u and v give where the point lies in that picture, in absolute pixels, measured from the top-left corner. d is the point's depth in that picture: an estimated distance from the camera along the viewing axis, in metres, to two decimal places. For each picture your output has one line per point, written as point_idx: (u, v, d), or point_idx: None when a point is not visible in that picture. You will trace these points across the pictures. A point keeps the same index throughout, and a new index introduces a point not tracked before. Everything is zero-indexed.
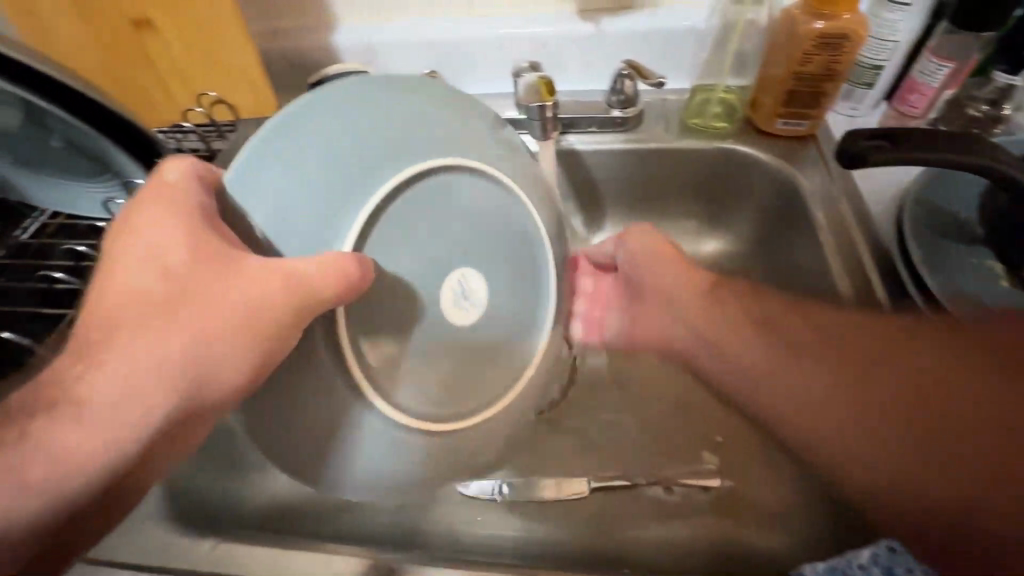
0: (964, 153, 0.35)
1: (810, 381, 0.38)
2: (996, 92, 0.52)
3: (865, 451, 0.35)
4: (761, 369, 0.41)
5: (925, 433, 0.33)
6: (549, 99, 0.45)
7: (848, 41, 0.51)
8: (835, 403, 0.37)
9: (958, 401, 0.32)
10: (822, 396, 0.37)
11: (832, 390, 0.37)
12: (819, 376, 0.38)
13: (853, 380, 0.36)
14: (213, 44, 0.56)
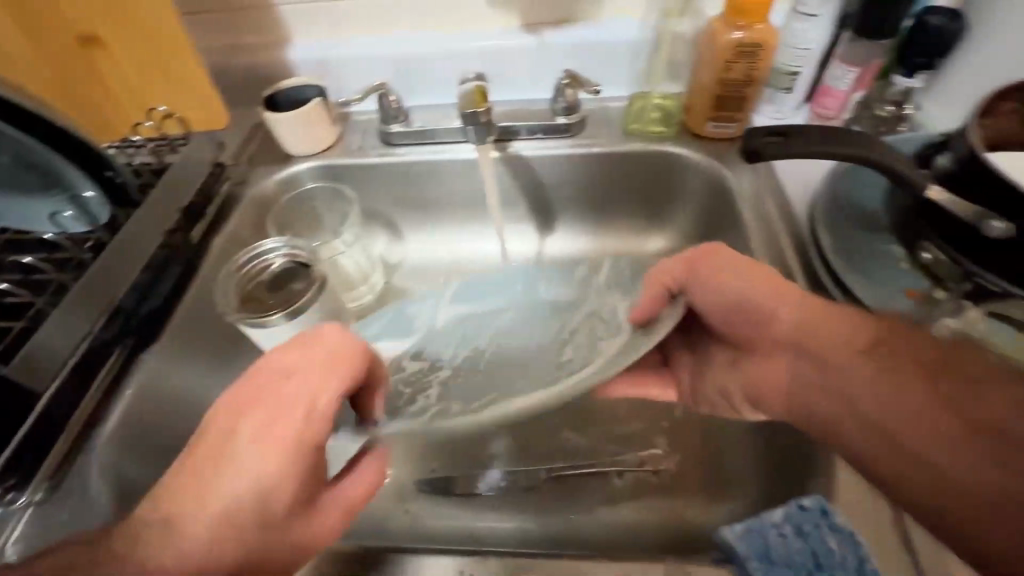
0: (847, 147, 0.39)
1: (915, 427, 0.32)
2: (900, 94, 0.58)
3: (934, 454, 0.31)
4: (827, 359, 0.38)
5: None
6: (483, 104, 0.47)
7: (762, 49, 0.56)
8: (918, 422, 0.32)
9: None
10: (915, 426, 0.32)
11: (954, 464, 0.30)
12: (952, 419, 0.31)
13: (971, 433, 0.30)
14: (165, 61, 0.58)
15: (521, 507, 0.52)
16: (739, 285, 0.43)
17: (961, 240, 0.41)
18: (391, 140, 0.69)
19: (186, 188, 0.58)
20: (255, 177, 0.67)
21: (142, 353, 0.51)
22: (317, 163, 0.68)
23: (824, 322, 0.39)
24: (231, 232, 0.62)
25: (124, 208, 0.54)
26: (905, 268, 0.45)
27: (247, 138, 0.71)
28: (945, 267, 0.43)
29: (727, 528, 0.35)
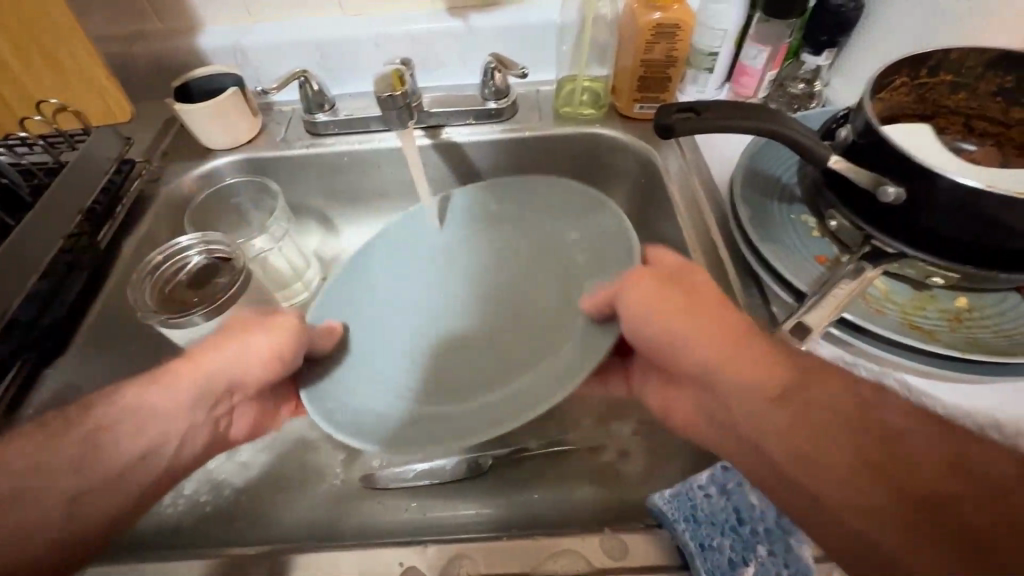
0: (753, 119, 0.41)
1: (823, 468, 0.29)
2: (810, 72, 0.61)
3: (838, 494, 0.29)
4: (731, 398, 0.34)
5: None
6: (402, 88, 0.47)
7: (680, 30, 0.57)
8: (823, 459, 0.30)
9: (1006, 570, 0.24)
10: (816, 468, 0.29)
11: (847, 497, 0.28)
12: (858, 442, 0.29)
13: (851, 463, 0.29)
14: (52, 50, 0.53)
15: (468, 496, 0.52)
16: (646, 312, 0.38)
17: (864, 205, 0.43)
18: (318, 129, 0.66)
19: (89, 187, 0.54)
20: (169, 174, 0.63)
21: (45, 369, 0.48)
22: (238, 157, 0.65)
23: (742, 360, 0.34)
24: (146, 234, 0.58)
25: (15, 211, 0.50)
26: (815, 236, 0.48)
27: (160, 133, 0.66)
28: (849, 232, 0.45)
29: (660, 495, 0.36)
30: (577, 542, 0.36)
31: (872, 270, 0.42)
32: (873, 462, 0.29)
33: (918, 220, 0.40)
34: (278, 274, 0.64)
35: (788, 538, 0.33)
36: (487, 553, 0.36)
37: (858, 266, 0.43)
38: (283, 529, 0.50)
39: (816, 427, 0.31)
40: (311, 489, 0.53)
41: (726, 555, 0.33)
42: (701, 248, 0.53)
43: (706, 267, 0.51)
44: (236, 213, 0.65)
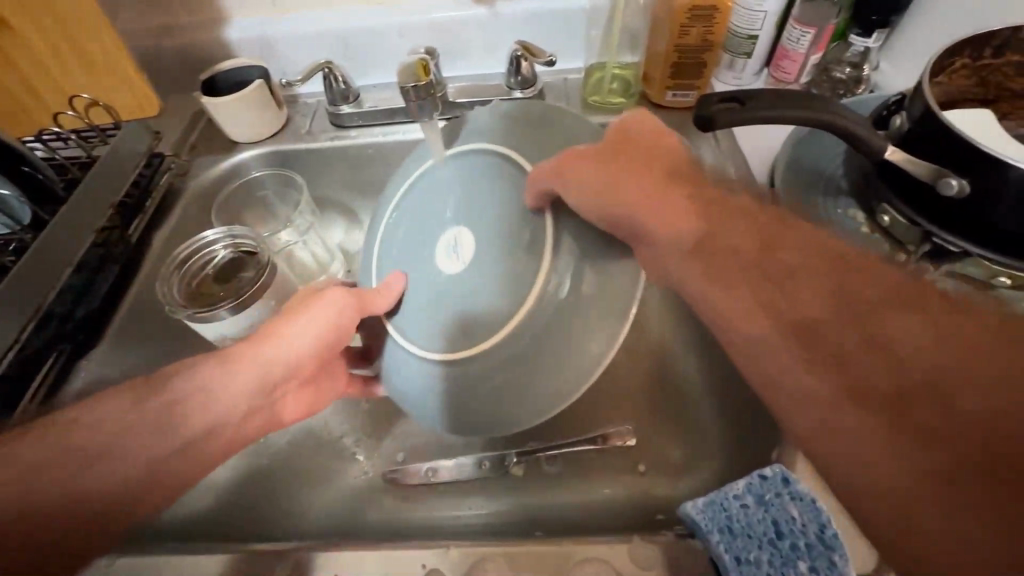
0: (804, 110, 0.38)
1: (847, 411, 0.26)
2: (858, 55, 0.57)
3: (815, 409, 0.27)
4: (685, 270, 0.34)
5: (961, 466, 0.22)
6: (426, 78, 0.46)
7: (718, 13, 0.54)
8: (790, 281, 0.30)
9: (1000, 568, 0.20)
10: (795, 374, 0.28)
11: (840, 414, 0.26)
12: (816, 339, 0.28)
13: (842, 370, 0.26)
14: (84, 45, 0.54)
15: (492, 496, 0.52)
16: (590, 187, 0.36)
17: (921, 201, 0.40)
18: (342, 121, 0.65)
19: (123, 176, 0.54)
20: (197, 168, 0.63)
21: (80, 359, 0.49)
22: (263, 149, 0.65)
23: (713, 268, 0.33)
24: (176, 226, 0.59)
25: (48, 207, 0.49)
26: (864, 232, 0.45)
27: (188, 126, 0.67)
28: (903, 227, 0.42)
29: (735, 481, 0.35)
30: (604, 549, 0.35)
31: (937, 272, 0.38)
32: (890, 384, 0.25)
33: (982, 214, 0.37)
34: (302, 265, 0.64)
35: (832, 555, 0.32)
36: (510, 558, 0.35)
37: (916, 270, 0.41)
38: (312, 523, 0.52)
39: (802, 325, 0.28)
40: (338, 482, 0.55)
41: (762, 569, 0.32)
42: None
43: None
44: (260, 204, 0.65)
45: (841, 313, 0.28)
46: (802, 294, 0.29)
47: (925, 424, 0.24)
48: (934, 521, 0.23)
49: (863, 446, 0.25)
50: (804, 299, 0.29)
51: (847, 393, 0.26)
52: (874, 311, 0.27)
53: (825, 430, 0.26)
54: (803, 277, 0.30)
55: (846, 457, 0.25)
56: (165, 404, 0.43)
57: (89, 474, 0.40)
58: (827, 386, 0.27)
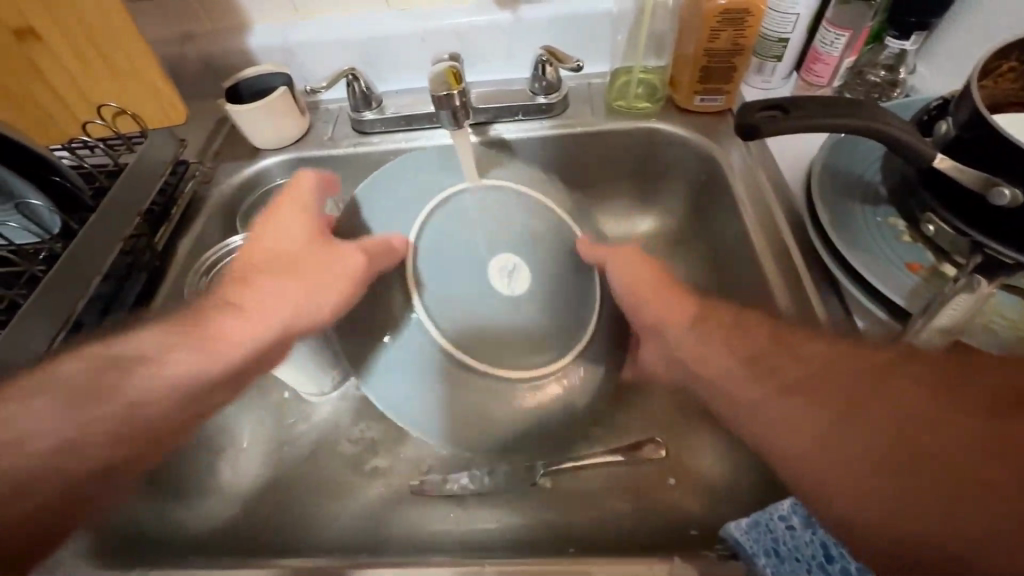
0: (851, 118, 0.37)
1: (814, 428, 0.33)
2: (893, 57, 0.56)
3: (789, 430, 0.34)
4: (672, 333, 0.44)
5: (906, 452, 0.30)
6: (456, 87, 0.46)
7: (750, 16, 0.53)
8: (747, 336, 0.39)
9: (961, 521, 0.27)
10: (767, 406, 0.36)
11: (809, 430, 0.33)
12: (776, 374, 0.37)
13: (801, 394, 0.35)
14: (111, 53, 0.54)
15: (520, 508, 0.52)
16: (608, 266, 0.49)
17: (965, 209, 0.38)
18: (364, 128, 0.65)
19: (149, 185, 0.54)
20: (221, 175, 0.63)
21: None
22: (286, 156, 0.65)
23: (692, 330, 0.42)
24: (201, 233, 0.59)
25: (77, 216, 0.49)
26: (906, 241, 0.44)
27: (211, 133, 0.67)
28: (949, 238, 0.41)
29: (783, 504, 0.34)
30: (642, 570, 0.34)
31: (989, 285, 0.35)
32: (840, 400, 0.33)
33: None
34: None
35: None
36: None
37: (969, 280, 0.36)
38: (337, 533, 0.51)
39: (760, 367, 0.38)
40: (362, 492, 0.54)
41: None
42: (774, 251, 0.49)
43: (778, 270, 0.48)
44: None
45: (783, 351, 0.37)
46: (758, 340, 0.39)
47: (876, 424, 0.31)
48: (903, 501, 0.29)
49: (833, 453, 0.32)
50: (758, 344, 0.39)
51: (810, 409, 0.34)
52: (803, 346, 0.37)
53: (804, 448, 0.33)
54: (752, 331, 0.40)
55: (825, 464, 0.32)
56: (174, 351, 0.45)
57: (119, 404, 0.42)
58: (795, 406, 0.34)
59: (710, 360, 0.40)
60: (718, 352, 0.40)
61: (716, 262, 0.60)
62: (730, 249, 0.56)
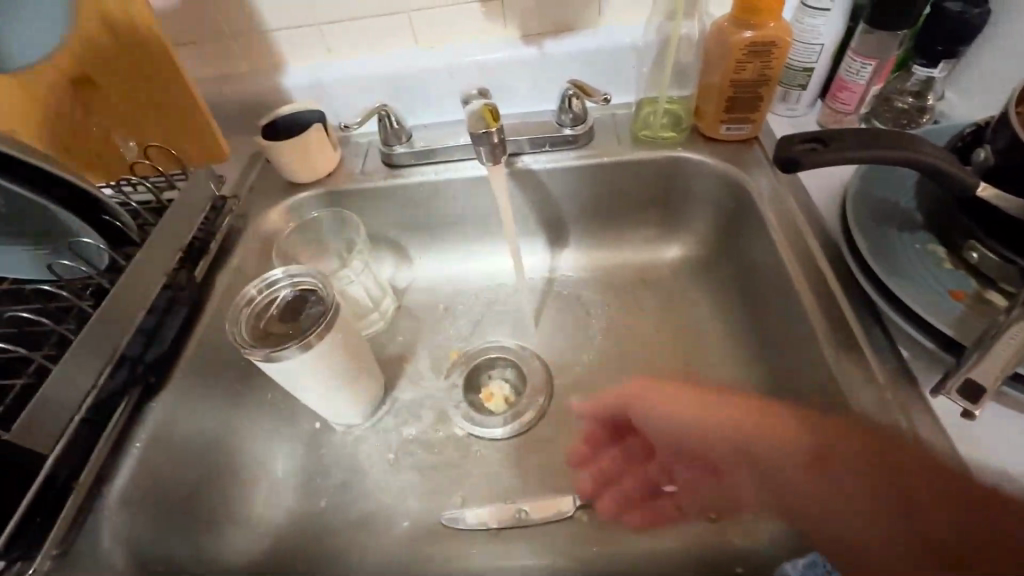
0: (893, 149, 0.38)
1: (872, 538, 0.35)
2: (919, 83, 0.56)
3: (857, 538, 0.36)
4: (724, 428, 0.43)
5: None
6: (494, 125, 0.47)
7: (776, 48, 0.54)
8: (809, 430, 0.39)
9: None
10: (822, 498, 0.38)
11: (873, 543, 0.35)
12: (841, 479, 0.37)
13: (867, 509, 0.36)
14: (158, 95, 0.56)
15: (556, 542, 0.51)
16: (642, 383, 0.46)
17: (1014, 237, 0.38)
18: (394, 161, 0.67)
19: (191, 220, 0.56)
20: (256, 209, 0.65)
21: (150, 402, 0.49)
22: (319, 190, 0.66)
23: (742, 416, 0.42)
24: (237, 265, 0.60)
25: (124, 252, 0.51)
26: (948, 268, 0.43)
27: (246, 168, 0.69)
28: (994, 265, 0.41)
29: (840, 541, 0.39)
30: None
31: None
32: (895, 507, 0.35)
33: None
34: (356, 304, 0.65)
35: None
36: None
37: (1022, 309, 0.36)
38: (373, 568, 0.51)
39: (827, 464, 0.38)
40: (394, 526, 0.54)
41: None
42: (811, 280, 0.49)
43: (815, 299, 0.47)
44: (315, 243, 0.67)
45: (859, 452, 0.37)
46: (827, 433, 0.38)
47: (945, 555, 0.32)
48: None
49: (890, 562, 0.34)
50: (830, 439, 0.38)
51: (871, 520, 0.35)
52: (884, 454, 0.36)
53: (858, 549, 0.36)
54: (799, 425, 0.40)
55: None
56: None
57: None
58: (861, 517, 0.36)
59: (765, 449, 0.41)
60: (786, 447, 0.40)
61: (747, 289, 0.59)
62: (763, 277, 0.56)
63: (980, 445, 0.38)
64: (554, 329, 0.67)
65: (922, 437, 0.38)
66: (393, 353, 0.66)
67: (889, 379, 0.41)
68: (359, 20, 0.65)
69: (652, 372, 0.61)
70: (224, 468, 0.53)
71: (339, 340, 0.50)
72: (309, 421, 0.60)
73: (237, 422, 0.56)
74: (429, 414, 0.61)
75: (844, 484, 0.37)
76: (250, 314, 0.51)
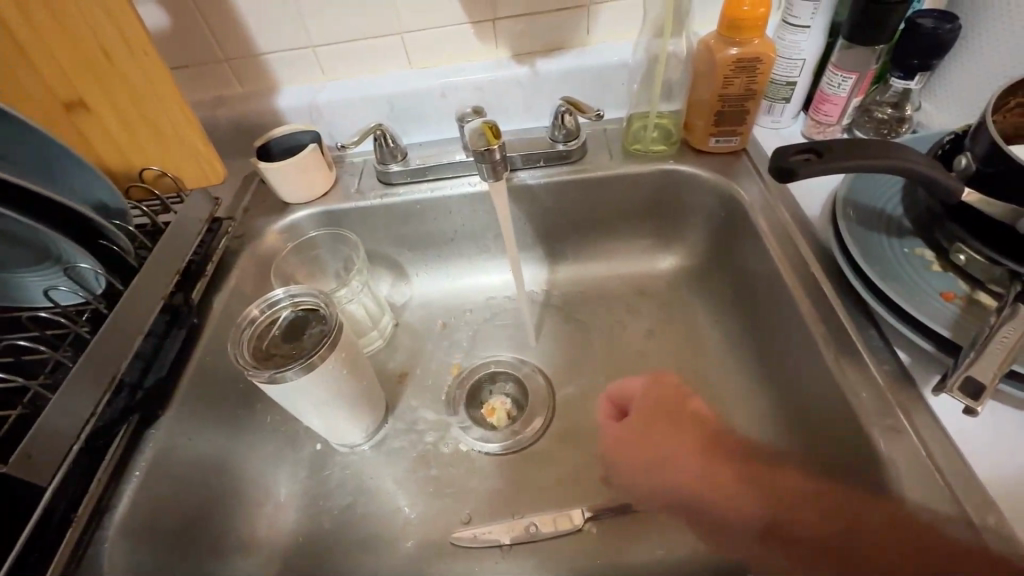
0: (878, 158, 0.39)
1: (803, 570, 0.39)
2: (897, 95, 0.59)
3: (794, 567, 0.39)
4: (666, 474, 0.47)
5: None
6: (495, 142, 0.48)
7: (761, 63, 0.56)
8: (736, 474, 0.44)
9: None
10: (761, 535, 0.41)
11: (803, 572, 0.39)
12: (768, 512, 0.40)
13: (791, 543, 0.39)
14: (153, 119, 0.56)
15: (564, 555, 0.51)
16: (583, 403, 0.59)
17: (999, 238, 0.40)
18: (390, 179, 0.67)
19: (186, 243, 0.55)
20: (251, 231, 0.64)
21: (149, 429, 0.48)
22: (315, 210, 0.66)
23: (677, 463, 0.46)
24: (234, 287, 0.59)
25: (122, 276, 0.51)
26: (937, 270, 0.44)
27: (241, 190, 0.69)
28: (982, 266, 0.42)
29: None
30: None
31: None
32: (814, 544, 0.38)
33: None
34: (356, 323, 0.65)
35: None
36: None
37: (1012, 307, 0.37)
38: None
39: (753, 494, 0.42)
40: (399, 547, 0.53)
41: None
42: (806, 287, 0.50)
43: (812, 305, 0.49)
44: (312, 263, 0.66)
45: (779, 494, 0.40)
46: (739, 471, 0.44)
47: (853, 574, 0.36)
48: None
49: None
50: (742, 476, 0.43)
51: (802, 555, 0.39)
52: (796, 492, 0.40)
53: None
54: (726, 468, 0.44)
55: None
56: None
57: None
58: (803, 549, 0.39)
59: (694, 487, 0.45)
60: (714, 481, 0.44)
61: (742, 298, 0.61)
62: (758, 285, 0.57)
63: (979, 443, 0.39)
64: (554, 342, 0.67)
65: (923, 434, 0.39)
66: (393, 372, 0.65)
67: (888, 380, 0.42)
68: (352, 42, 0.66)
69: (652, 382, 0.62)
70: (225, 493, 0.52)
71: (342, 359, 0.50)
72: (310, 443, 0.59)
73: (238, 446, 0.55)
74: (432, 431, 0.61)
75: (783, 532, 0.39)
76: (258, 347, 0.50)
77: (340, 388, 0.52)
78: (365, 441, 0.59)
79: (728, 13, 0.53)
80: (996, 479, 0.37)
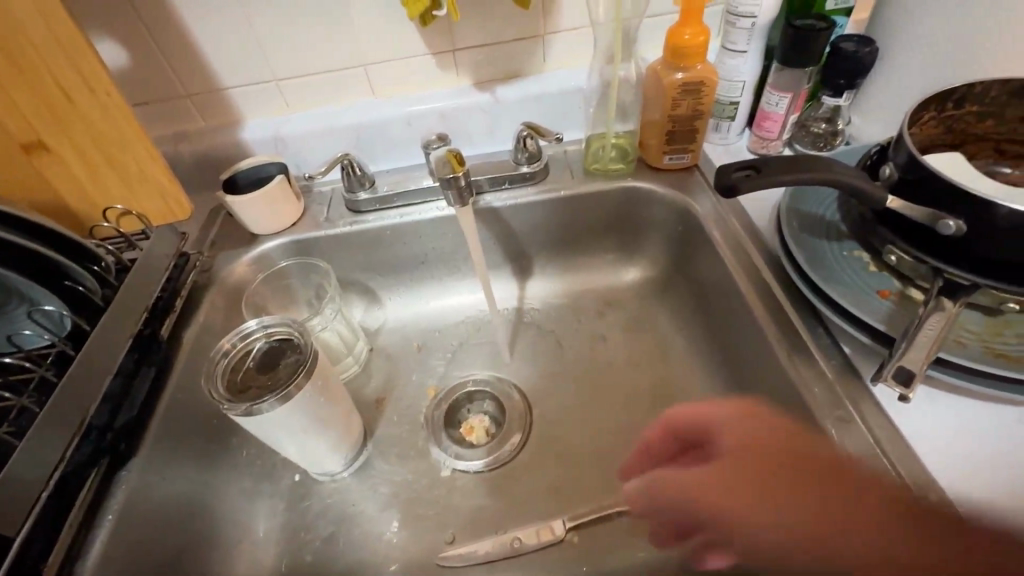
0: (811, 171, 0.43)
1: None
2: (829, 111, 0.64)
3: None
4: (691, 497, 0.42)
5: None
6: (460, 169, 0.50)
7: (705, 87, 0.60)
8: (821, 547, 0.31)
9: None
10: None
11: None
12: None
13: None
14: (116, 158, 0.56)
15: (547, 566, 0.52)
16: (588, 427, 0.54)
17: (924, 239, 0.44)
18: (359, 206, 0.68)
19: (153, 279, 0.55)
20: (220, 264, 0.64)
21: (121, 470, 0.47)
22: (285, 240, 0.67)
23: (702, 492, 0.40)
24: (203, 321, 0.59)
25: (88, 316, 0.50)
26: (873, 270, 0.49)
27: (208, 223, 0.69)
28: (910, 265, 0.46)
29: None
30: None
31: (953, 304, 0.41)
32: None
33: (979, 249, 0.40)
34: (331, 350, 0.65)
35: None
36: None
37: (937, 302, 0.41)
38: None
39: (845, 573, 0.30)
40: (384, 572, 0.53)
41: None
42: (758, 292, 0.53)
43: (764, 309, 0.52)
44: (283, 293, 0.67)
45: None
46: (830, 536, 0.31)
47: None
48: None
49: None
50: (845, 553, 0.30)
51: None
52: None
53: None
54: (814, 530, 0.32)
55: None
56: None
57: None
58: None
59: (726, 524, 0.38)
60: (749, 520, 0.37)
61: (703, 305, 0.64)
62: (716, 292, 0.60)
63: (919, 428, 0.42)
64: (528, 357, 0.68)
65: (870, 423, 0.43)
66: (370, 397, 0.66)
67: (836, 374, 0.46)
68: (315, 74, 0.67)
69: (624, 390, 0.64)
70: (202, 531, 0.51)
71: (318, 387, 0.50)
72: (288, 475, 0.59)
73: (213, 482, 0.54)
74: (411, 454, 0.61)
75: None
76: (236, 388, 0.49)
77: (315, 417, 0.52)
78: (346, 468, 0.59)
79: (671, 41, 0.58)
80: (935, 458, 0.41)
